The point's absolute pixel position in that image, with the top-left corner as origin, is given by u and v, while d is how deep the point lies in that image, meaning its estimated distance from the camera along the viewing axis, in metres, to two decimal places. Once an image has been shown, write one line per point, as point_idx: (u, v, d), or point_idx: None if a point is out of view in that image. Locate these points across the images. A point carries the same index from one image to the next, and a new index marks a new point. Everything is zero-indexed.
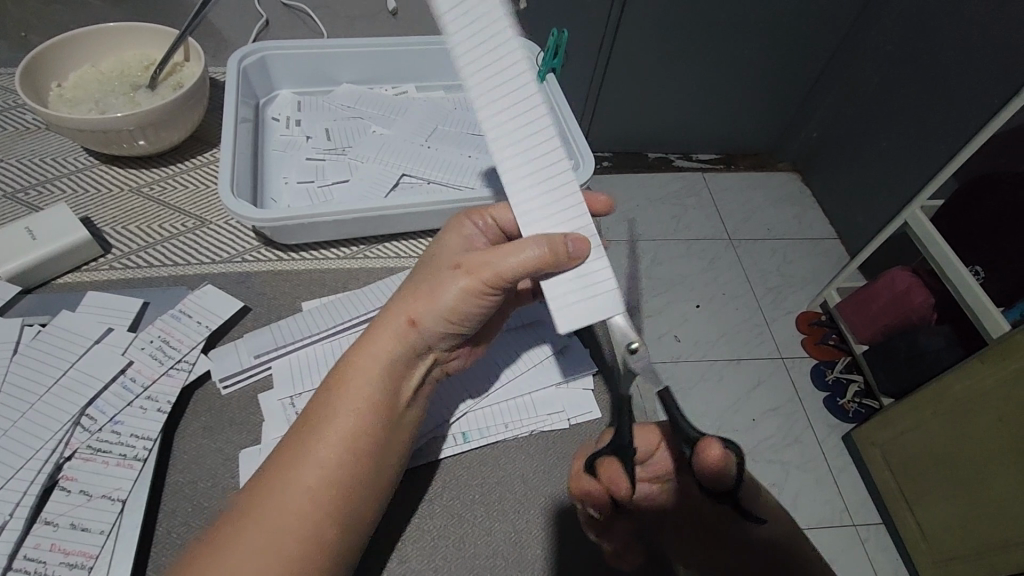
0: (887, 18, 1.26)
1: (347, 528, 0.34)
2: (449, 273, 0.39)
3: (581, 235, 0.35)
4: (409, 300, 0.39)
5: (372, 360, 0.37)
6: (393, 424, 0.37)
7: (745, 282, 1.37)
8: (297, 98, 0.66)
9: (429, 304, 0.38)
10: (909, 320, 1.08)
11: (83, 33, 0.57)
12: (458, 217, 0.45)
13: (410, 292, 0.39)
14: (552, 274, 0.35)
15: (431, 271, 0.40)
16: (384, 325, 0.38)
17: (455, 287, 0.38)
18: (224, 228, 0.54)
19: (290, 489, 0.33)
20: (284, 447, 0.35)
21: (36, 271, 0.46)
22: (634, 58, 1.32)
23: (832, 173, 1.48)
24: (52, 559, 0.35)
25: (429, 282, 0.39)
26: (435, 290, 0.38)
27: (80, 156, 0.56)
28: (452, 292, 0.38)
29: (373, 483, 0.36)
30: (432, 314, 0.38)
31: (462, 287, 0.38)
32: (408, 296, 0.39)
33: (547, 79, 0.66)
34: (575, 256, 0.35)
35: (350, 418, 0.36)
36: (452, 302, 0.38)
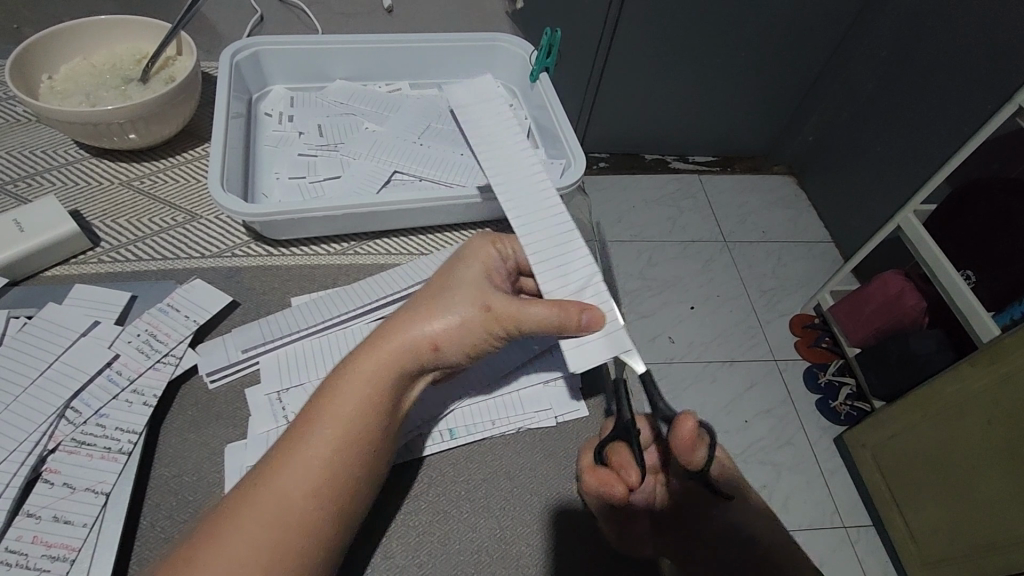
0: (882, 22, 1.26)
1: (339, 536, 0.35)
2: (469, 299, 0.39)
3: (595, 306, 0.37)
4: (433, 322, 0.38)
5: (389, 379, 0.37)
6: (391, 439, 0.38)
7: (740, 285, 1.37)
8: (290, 94, 0.66)
9: (452, 332, 0.38)
10: (901, 323, 1.09)
11: (76, 25, 0.57)
12: (479, 239, 0.44)
13: (431, 310, 0.38)
14: (565, 333, 0.38)
15: (453, 292, 0.39)
16: (403, 341, 0.37)
17: (475, 316, 0.38)
18: (215, 223, 0.53)
19: (293, 493, 0.33)
20: (285, 448, 0.35)
21: (23, 263, 0.46)
22: (632, 59, 1.32)
23: (828, 177, 1.49)
24: (33, 551, 0.35)
25: (448, 303, 0.39)
26: (453, 314, 0.38)
27: (71, 149, 0.56)
28: (473, 320, 0.38)
29: (365, 496, 0.36)
30: (452, 340, 0.38)
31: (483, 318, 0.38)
32: (426, 314, 0.38)
33: (541, 78, 0.66)
34: (588, 325, 0.37)
35: (359, 433, 0.36)
36: (471, 332, 0.38)
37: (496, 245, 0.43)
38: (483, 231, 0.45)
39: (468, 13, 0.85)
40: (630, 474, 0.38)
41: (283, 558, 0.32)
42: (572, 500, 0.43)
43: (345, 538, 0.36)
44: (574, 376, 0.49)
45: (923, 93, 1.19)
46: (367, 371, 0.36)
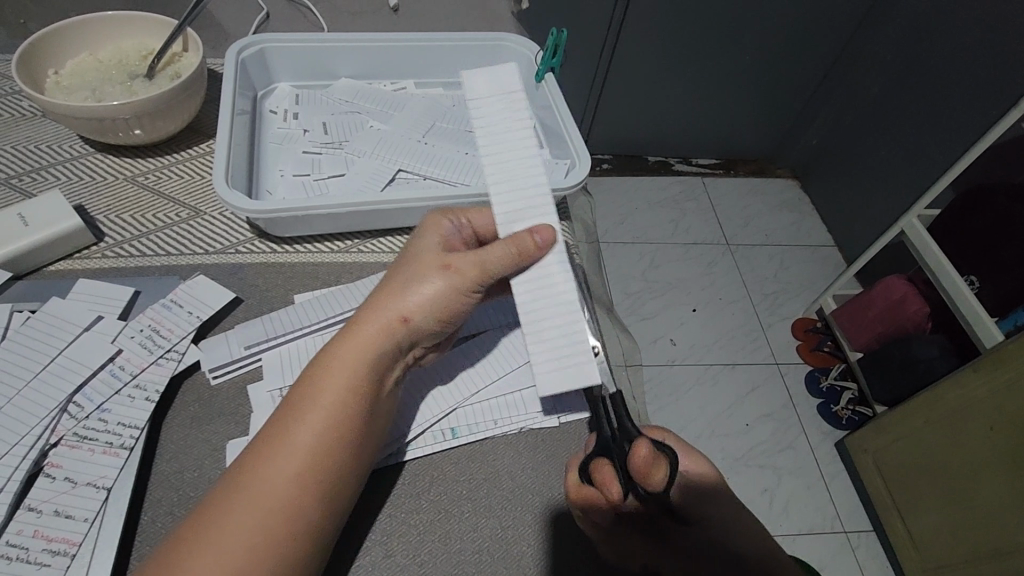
0: (889, 26, 1.26)
1: (329, 519, 0.35)
2: (433, 269, 0.39)
3: (545, 225, 0.35)
4: (398, 295, 0.38)
5: (362, 354, 0.37)
6: (377, 419, 0.38)
7: (742, 288, 1.37)
8: (295, 91, 0.66)
9: (419, 301, 0.38)
10: (904, 328, 1.09)
11: (82, 21, 0.57)
12: (434, 216, 0.43)
13: (398, 286, 0.39)
14: (526, 265, 0.36)
15: (417, 266, 0.39)
16: (373, 319, 0.38)
17: (441, 284, 0.38)
18: (218, 220, 0.53)
19: (281, 476, 0.33)
20: (268, 437, 0.35)
21: (26, 257, 0.46)
22: (635, 61, 1.32)
23: (832, 180, 1.48)
24: (34, 546, 0.35)
25: (414, 278, 0.39)
26: (421, 286, 0.38)
27: (76, 144, 0.56)
28: (439, 289, 0.38)
29: (355, 470, 0.36)
30: (419, 311, 0.38)
31: (451, 285, 0.39)
32: (394, 292, 0.39)
33: (546, 78, 0.66)
34: (544, 248, 0.35)
35: (337, 411, 0.35)
36: (440, 299, 0.39)
37: (451, 218, 0.43)
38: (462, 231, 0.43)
39: (474, 12, 0.85)
40: (613, 490, 0.37)
41: (270, 544, 0.32)
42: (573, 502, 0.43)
43: (335, 523, 0.35)
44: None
45: (928, 98, 1.19)
46: (341, 352, 0.37)
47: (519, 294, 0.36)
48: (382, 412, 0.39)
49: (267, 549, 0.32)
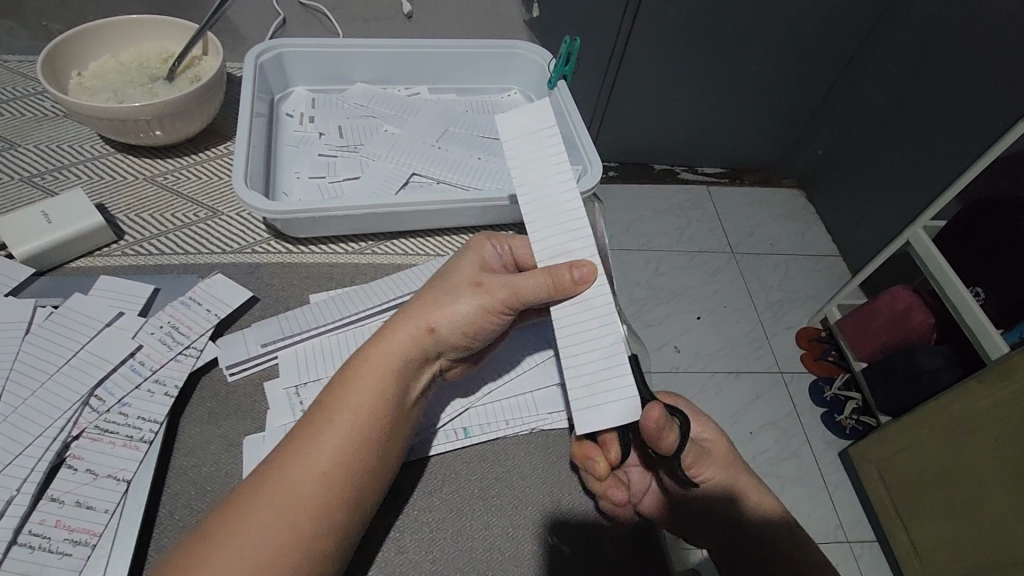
0: (895, 38, 1.27)
1: (349, 524, 0.35)
2: (467, 287, 0.40)
3: (586, 263, 0.37)
4: (430, 309, 0.39)
5: (392, 366, 0.38)
6: (401, 431, 0.38)
7: (746, 296, 1.38)
8: (312, 95, 0.67)
9: (450, 316, 0.39)
10: (909, 338, 1.09)
11: (105, 24, 0.58)
12: (480, 237, 0.44)
13: (431, 300, 0.39)
14: (562, 299, 0.38)
15: (451, 283, 0.40)
16: (403, 330, 0.38)
17: (472, 300, 0.39)
18: (236, 220, 0.54)
19: (304, 479, 0.34)
20: (293, 440, 0.35)
21: (49, 254, 0.47)
22: (643, 70, 1.34)
23: (837, 191, 1.49)
24: (56, 535, 0.35)
25: (447, 294, 0.40)
26: (453, 301, 0.39)
27: (97, 144, 0.57)
28: (470, 307, 0.39)
29: (376, 480, 0.37)
30: (450, 327, 0.39)
31: (481, 303, 0.39)
32: (425, 304, 0.39)
33: (558, 86, 0.67)
34: (581, 283, 0.38)
35: (363, 419, 0.36)
36: (469, 315, 0.39)
37: (496, 242, 0.43)
38: (494, 234, 0.44)
39: (485, 20, 0.86)
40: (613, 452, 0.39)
41: (292, 545, 0.32)
42: (582, 503, 0.43)
43: (354, 528, 0.36)
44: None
45: (934, 109, 1.20)
46: (370, 361, 0.37)
47: (559, 324, 0.38)
48: (405, 424, 0.39)
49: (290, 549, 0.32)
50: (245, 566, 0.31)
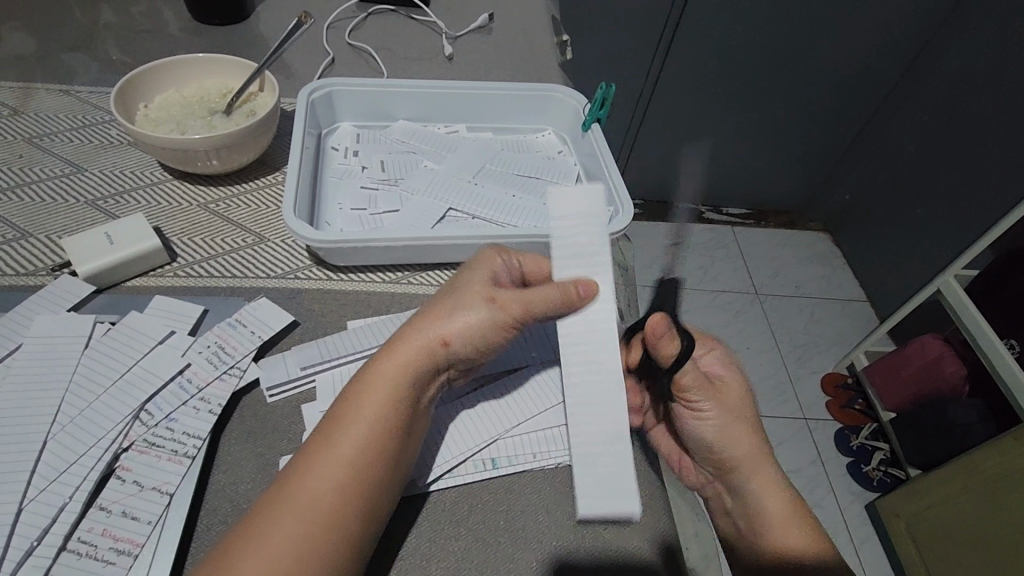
0: (926, 87, 1.32)
1: (365, 533, 0.36)
2: (478, 298, 0.41)
3: (591, 278, 0.36)
4: (442, 320, 0.40)
5: (405, 375, 0.38)
6: (412, 437, 0.39)
7: (770, 339, 1.39)
8: (357, 130, 0.70)
9: (462, 328, 0.40)
10: (941, 390, 1.08)
11: (173, 62, 0.63)
12: (488, 251, 0.45)
13: (443, 311, 0.40)
14: (566, 315, 0.37)
15: (462, 292, 0.41)
16: (415, 341, 0.39)
17: (484, 313, 0.40)
18: (281, 247, 0.57)
19: (322, 486, 0.35)
20: (311, 452, 0.36)
21: (110, 273, 0.50)
22: (672, 110, 1.41)
23: (863, 238, 1.53)
24: (102, 543, 0.37)
25: (458, 303, 0.41)
26: (464, 311, 0.40)
27: (155, 171, 0.61)
28: (483, 315, 0.40)
29: (389, 486, 0.38)
30: (462, 336, 0.40)
31: (490, 314, 0.40)
32: (436, 315, 0.40)
33: (592, 129, 0.69)
34: (586, 298, 0.36)
35: (377, 425, 0.37)
36: (479, 326, 0.40)
37: (504, 258, 0.45)
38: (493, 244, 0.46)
39: (523, 64, 0.90)
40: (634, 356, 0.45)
41: (315, 552, 0.33)
42: (606, 539, 0.43)
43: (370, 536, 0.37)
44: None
45: (971, 155, 1.22)
46: (384, 371, 0.38)
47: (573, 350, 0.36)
48: (416, 434, 0.40)
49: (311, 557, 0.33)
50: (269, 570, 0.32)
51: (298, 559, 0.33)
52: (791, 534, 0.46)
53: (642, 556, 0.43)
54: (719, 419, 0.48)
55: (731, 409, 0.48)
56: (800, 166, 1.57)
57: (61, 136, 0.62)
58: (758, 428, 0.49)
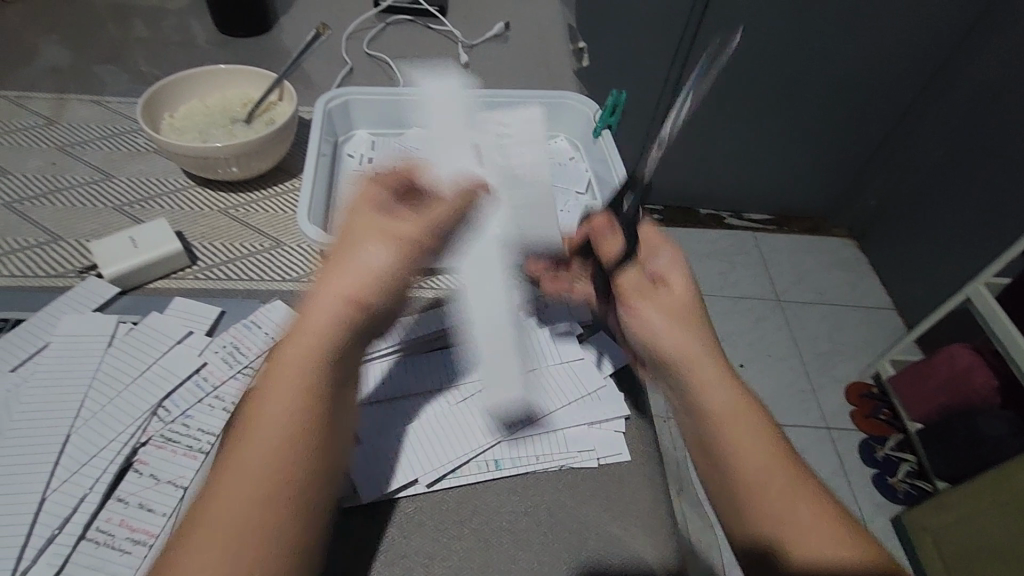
0: (955, 90, 1.29)
1: (322, 488, 0.36)
2: (377, 241, 0.38)
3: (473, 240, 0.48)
4: (345, 269, 0.37)
5: (317, 332, 0.36)
6: (345, 386, 0.38)
7: (792, 347, 1.37)
8: (372, 138, 0.72)
9: (368, 276, 0.37)
10: (971, 401, 1.06)
11: (200, 75, 0.66)
12: (371, 183, 0.41)
13: (345, 260, 0.37)
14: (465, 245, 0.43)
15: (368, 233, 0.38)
16: (323, 296, 0.37)
17: (387, 257, 0.37)
18: (297, 250, 0.59)
19: (258, 462, 0.34)
20: (241, 430, 0.35)
21: (133, 275, 0.52)
22: (692, 117, 1.41)
23: (891, 245, 1.50)
24: (119, 533, 0.38)
25: (356, 248, 0.38)
26: (363, 256, 0.37)
27: (179, 178, 0.64)
28: (390, 254, 0.37)
29: (337, 439, 0.37)
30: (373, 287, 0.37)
31: (392, 258, 0.37)
32: (339, 265, 0.37)
33: (603, 134, 0.71)
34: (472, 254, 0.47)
35: (301, 387, 0.35)
36: (387, 270, 0.37)
37: (389, 184, 0.41)
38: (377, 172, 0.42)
39: (537, 71, 0.91)
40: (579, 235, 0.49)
41: (274, 522, 0.33)
42: (610, 542, 0.44)
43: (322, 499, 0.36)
44: (619, 398, 0.52)
45: (1003, 158, 1.20)
46: (297, 334, 0.36)
47: None
48: (348, 380, 0.39)
49: (256, 537, 0.32)
50: (227, 555, 0.31)
51: (242, 541, 0.32)
52: (781, 497, 0.40)
53: (645, 561, 0.43)
54: (652, 318, 0.44)
55: (671, 310, 0.44)
56: (823, 171, 1.55)
57: (92, 144, 0.65)
58: (722, 364, 0.43)
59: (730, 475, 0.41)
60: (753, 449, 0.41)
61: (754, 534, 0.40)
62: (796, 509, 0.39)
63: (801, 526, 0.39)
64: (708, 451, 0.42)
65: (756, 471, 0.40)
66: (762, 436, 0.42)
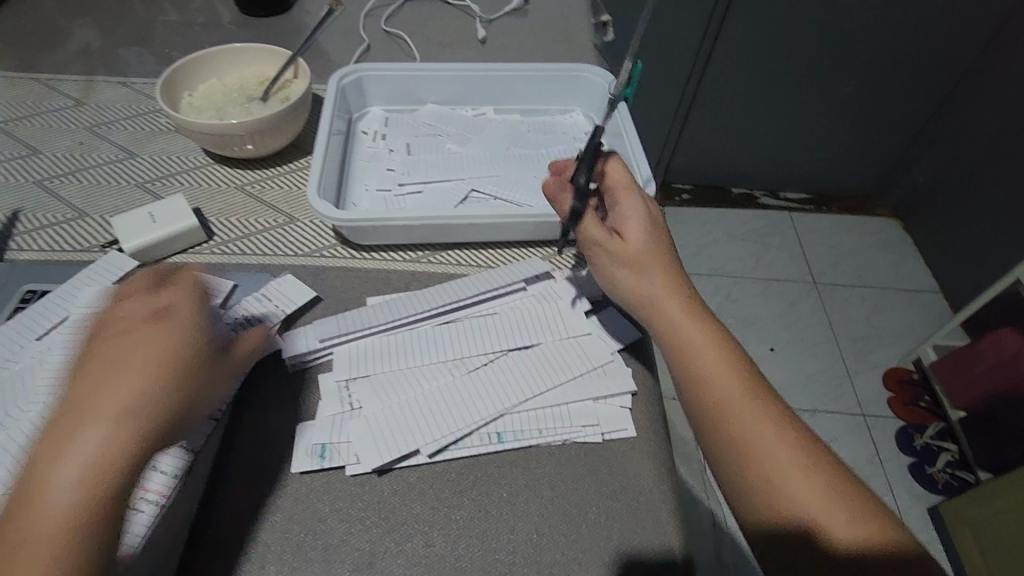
0: (1010, 60, 1.21)
1: None
2: (103, 413, 0.32)
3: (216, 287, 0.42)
4: (44, 439, 0.32)
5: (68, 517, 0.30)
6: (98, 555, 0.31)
7: (827, 330, 1.33)
8: (386, 114, 0.72)
9: (62, 448, 0.31)
10: (1015, 388, 1.01)
11: (217, 53, 0.67)
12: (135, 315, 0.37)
13: (62, 434, 0.32)
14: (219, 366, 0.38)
15: (133, 333, 0.35)
16: (45, 493, 0.30)
17: (107, 433, 0.32)
18: (309, 226, 0.60)
19: None
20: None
21: (153, 249, 0.54)
22: (724, 95, 1.37)
23: (937, 225, 1.42)
24: None
25: (78, 422, 0.32)
26: (80, 432, 0.31)
27: (198, 156, 0.65)
28: (110, 427, 0.32)
29: None
30: (157, 374, 0.34)
31: (100, 427, 0.32)
32: (55, 440, 0.31)
33: (619, 107, 0.68)
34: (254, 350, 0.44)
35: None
36: (93, 444, 0.31)
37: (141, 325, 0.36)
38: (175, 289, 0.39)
39: (558, 45, 0.89)
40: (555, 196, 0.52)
41: None
42: (609, 516, 0.43)
43: None
44: (626, 373, 0.51)
45: None
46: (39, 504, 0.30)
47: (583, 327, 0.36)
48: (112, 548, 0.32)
49: None
50: None
51: None
52: (816, 487, 0.39)
53: (646, 538, 0.42)
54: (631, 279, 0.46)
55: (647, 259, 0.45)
56: (864, 148, 1.48)
57: (117, 124, 0.67)
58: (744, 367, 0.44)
59: (751, 464, 0.40)
60: (763, 429, 0.41)
61: (791, 525, 0.38)
62: (818, 484, 0.39)
63: (826, 501, 0.38)
64: (724, 443, 0.41)
65: (763, 451, 0.40)
66: (790, 438, 0.41)
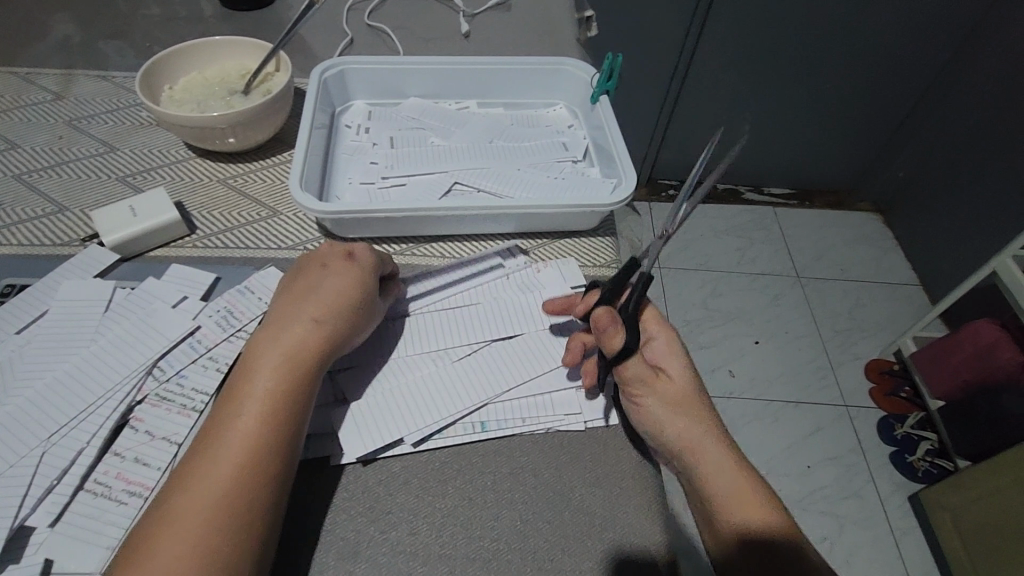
0: (985, 57, 1.24)
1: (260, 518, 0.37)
2: (306, 317, 0.43)
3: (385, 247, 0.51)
4: (267, 333, 0.43)
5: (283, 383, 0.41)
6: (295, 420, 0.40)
7: (810, 323, 1.35)
8: (370, 108, 0.72)
9: (274, 338, 0.42)
10: (994, 377, 1.03)
11: (196, 45, 0.66)
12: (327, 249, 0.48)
13: (279, 327, 0.43)
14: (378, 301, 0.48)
15: (325, 270, 0.46)
16: (263, 365, 0.41)
17: (309, 329, 0.43)
18: (292, 219, 0.60)
19: (218, 479, 0.37)
20: (211, 428, 0.39)
21: (133, 243, 0.54)
22: (708, 92, 1.38)
23: (917, 218, 1.45)
24: (115, 485, 0.40)
25: (293, 317, 0.43)
26: (296, 323, 0.43)
27: (180, 150, 0.65)
28: (316, 324, 0.43)
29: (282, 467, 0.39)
30: (325, 311, 0.44)
31: (308, 323, 0.43)
32: (275, 330, 0.43)
33: (601, 100, 0.69)
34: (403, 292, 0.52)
35: (256, 433, 0.38)
36: (296, 336, 0.42)
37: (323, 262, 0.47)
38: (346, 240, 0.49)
39: (541, 39, 0.89)
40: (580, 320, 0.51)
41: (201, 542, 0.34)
42: (592, 501, 0.44)
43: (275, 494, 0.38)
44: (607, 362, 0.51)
45: None
46: (256, 371, 0.41)
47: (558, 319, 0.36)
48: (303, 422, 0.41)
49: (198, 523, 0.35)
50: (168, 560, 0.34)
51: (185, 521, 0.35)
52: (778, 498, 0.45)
53: (630, 523, 0.43)
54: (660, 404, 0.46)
55: (677, 394, 0.47)
56: (845, 143, 1.50)
57: (96, 118, 0.66)
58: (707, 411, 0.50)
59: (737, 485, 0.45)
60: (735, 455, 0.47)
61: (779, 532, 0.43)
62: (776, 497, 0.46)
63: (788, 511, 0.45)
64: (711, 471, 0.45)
65: (708, 465, 0.45)
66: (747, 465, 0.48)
